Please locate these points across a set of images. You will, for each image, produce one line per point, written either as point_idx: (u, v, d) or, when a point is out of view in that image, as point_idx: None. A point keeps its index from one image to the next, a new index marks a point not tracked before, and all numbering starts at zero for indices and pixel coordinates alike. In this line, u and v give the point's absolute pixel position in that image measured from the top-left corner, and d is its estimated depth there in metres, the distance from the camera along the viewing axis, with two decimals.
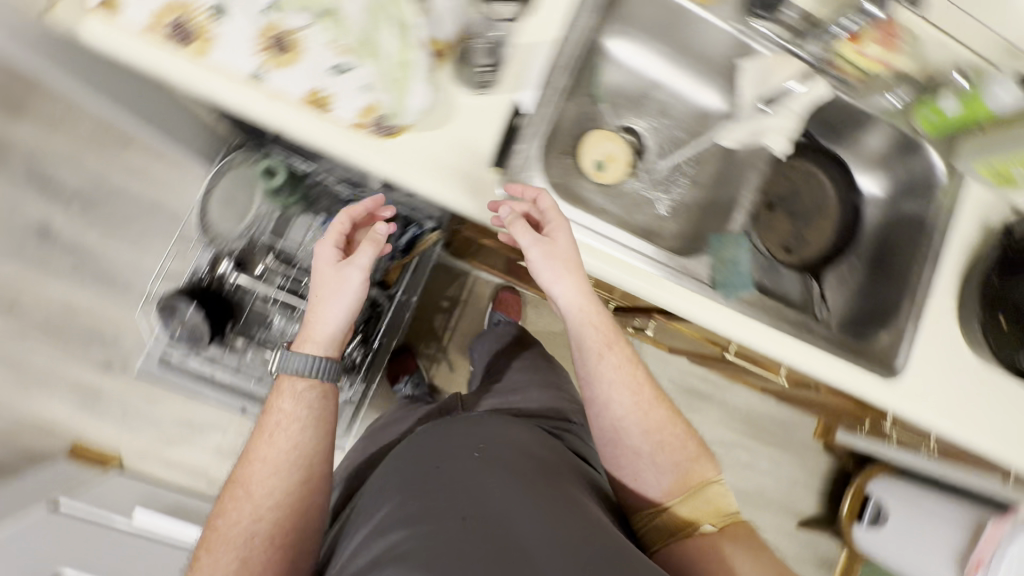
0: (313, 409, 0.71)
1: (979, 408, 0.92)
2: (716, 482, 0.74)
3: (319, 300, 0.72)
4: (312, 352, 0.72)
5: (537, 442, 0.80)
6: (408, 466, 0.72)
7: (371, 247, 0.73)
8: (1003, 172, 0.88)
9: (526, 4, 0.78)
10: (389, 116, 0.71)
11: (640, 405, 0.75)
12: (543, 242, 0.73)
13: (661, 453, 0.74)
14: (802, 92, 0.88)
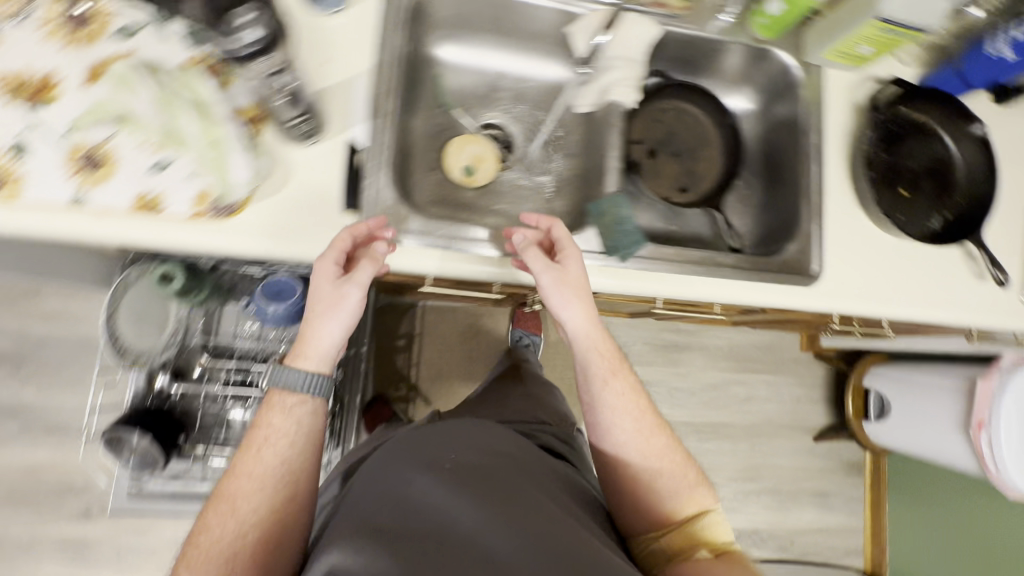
0: (303, 426, 0.67)
1: (904, 282, 0.92)
2: (714, 512, 0.72)
3: (318, 315, 0.68)
4: (308, 370, 0.67)
5: (527, 453, 0.78)
6: (375, 475, 0.68)
7: (372, 264, 0.70)
8: (850, 52, 0.87)
9: (328, 43, 0.77)
10: (221, 196, 0.70)
11: (638, 428, 0.75)
12: (556, 272, 0.75)
13: (659, 476, 0.73)
14: (634, 37, 0.86)
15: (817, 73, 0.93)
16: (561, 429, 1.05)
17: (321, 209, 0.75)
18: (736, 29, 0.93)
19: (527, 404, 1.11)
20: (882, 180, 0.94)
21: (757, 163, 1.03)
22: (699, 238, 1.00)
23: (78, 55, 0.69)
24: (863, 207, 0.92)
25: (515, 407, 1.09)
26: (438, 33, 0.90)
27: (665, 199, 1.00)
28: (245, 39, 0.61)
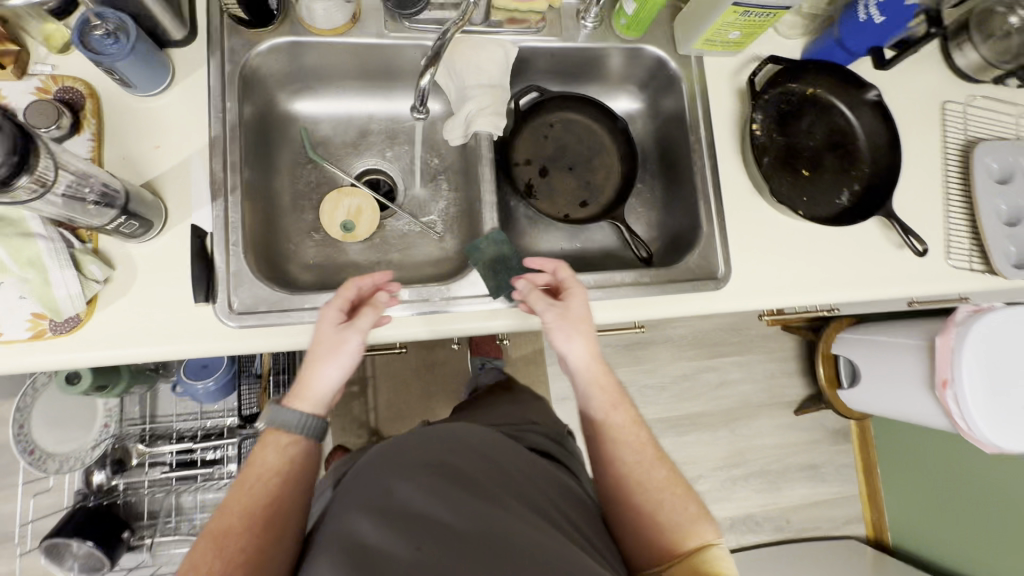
0: (297, 464, 0.61)
1: (824, 265, 0.87)
2: (718, 547, 0.62)
3: (316, 357, 0.65)
4: (300, 411, 0.63)
5: (520, 451, 0.71)
6: (355, 483, 0.61)
7: (373, 312, 0.68)
8: (721, 40, 0.83)
9: (155, 128, 0.72)
10: (59, 314, 0.64)
11: (638, 457, 0.68)
12: (562, 316, 0.71)
13: (661, 507, 0.64)
14: (493, 61, 0.82)
15: (694, 64, 0.88)
16: (550, 430, 0.95)
17: (176, 304, 0.70)
18: (603, 31, 0.88)
19: (506, 411, 0.99)
20: (780, 163, 0.89)
21: (656, 163, 0.99)
22: (608, 252, 0.97)
23: None
24: (761, 196, 0.87)
25: (493, 415, 0.97)
26: (289, 87, 0.85)
27: (564, 218, 0.94)
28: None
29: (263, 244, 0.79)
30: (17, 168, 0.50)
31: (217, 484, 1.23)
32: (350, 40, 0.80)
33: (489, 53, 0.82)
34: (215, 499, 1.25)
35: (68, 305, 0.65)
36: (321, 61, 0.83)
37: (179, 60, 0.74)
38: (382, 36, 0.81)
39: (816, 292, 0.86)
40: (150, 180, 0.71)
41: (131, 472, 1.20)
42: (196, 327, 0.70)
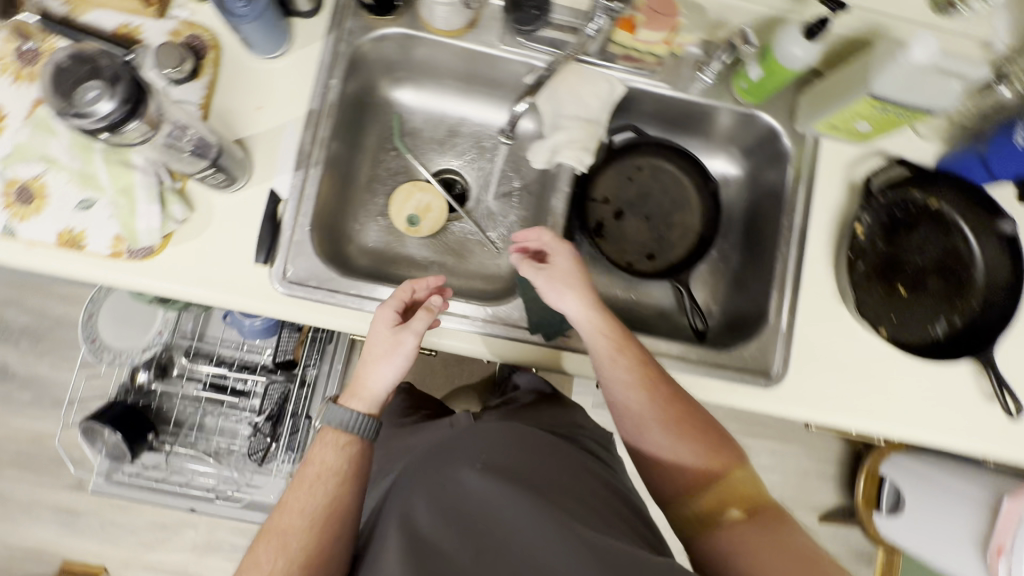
0: (354, 465, 0.64)
1: (895, 394, 0.78)
2: (743, 469, 0.67)
3: (371, 357, 0.66)
4: (354, 410, 0.65)
5: (568, 454, 0.75)
6: (415, 481, 0.68)
7: (428, 316, 0.67)
8: (846, 128, 0.76)
9: (263, 88, 0.76)
10: (135, 241, 0.70)
11: (657, 403, 0.68)
12: (557, 279, 0.70)
13: (686, 441, 0.67)
14: (593, 98, 0.80)
15: (810, 144, 0.82)
16: (595, 432, 0.94)
17: (237, 258, 0.73)
18: (718, 89, 0.83)
19: (550, 410, 0.97)
20: (875, 273, 0.81)
21: (739, 234, 0.92)
22: (661, 312, 0.92)
23: (19, 90, 0.72)
24: (845, 303, 0.79)
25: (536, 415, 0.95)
26: (394, 73, 0.87)
27: (626, 266, 0.91)
28: (101, 124, 0.48)
29: (329, 220, 0.81)
30: (128, 117, 0.49)
31: (240, 412, 1.33)
32: (462, 43, 0.80)
33: (593, 86, 0.80)
34: (232, 428, 1.33)
35: (146, 235, 0.70)
36: (430, 57, 0.84)
37: (300, 30, 0.77)
38: (494, 47, 0.80)
39: (880, 422, 0.77)
40: (244, 137, 0.75)
41: (171, 380, 1.31)
42: (246, 284, 0.73)
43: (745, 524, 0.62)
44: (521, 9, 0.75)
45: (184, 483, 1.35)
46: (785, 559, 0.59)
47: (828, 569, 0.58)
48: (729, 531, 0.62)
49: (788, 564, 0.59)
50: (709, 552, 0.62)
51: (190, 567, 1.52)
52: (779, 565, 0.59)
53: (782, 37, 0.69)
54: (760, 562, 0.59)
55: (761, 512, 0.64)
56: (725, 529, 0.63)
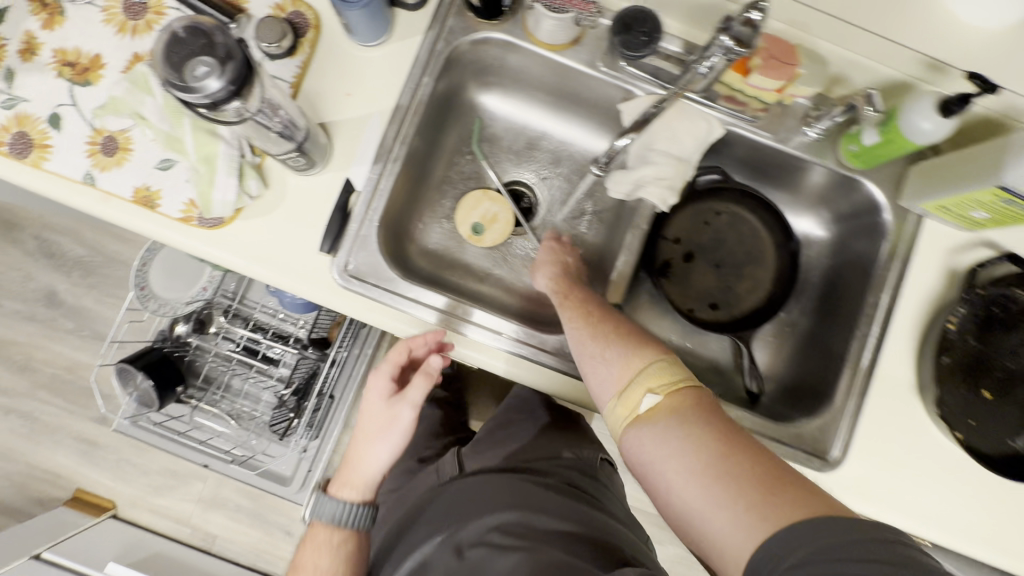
0: (341, 559, 0.76)
1: (959, 505, 0.73)
2: (666, 359, 0.59)
3: (369, 438, 0.75)
4: (349, 499, 0.76)
5: (547, 495, 0.72)
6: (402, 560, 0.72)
7: (425, 381, 0.73)
8: (959, 213, 0.70)
9: (355, 77, 0.74)
10: (207, 210, 0.69)
11: (591, 325, 0.66)
12: (541, 263, 0.77)
13: (611, 347, 0.63)
14: (688, 137, 0.76)
15: (913, 222, 0.76)
16: (581, 463, 0.86)
17: (304, 242, 0.72)
18: (822, 146, 0.79)
19: (541, 440, 0.89)
20: (959, 371, 0.73)
21: (813, 300, 0.87)
22: (715, 367, 0.87)
23: (121, 42, 0.72)
24: (921, 399, 0.75)
25: (525, 446, 0.88)
26: (484, 78, 0.85)
27: (687, 312, 0.87)
28: (205, 101, 0.47)
29: (397, 216, 0.79)
30: (231, 97, 0.47)
31: (266, 380, 1.33)
32: (561, 59, 0.77)
33: (691, 124, 0.75)
34: (256, 394, 1.34)
35: (218, 206, 0.69)
36: (525, 68, 0.81)
37: (402, 22, 0.75)
38: (593, 68, 0.77)
39: (935, 529, 0.72)
40: (328, 122, 0.73)
41: (206, 336, 1.33)
42: (308, 270, 0.72)
43: (664, 413, 0.55)
44: (629, 33, 0.71)
45: (203, 439, 1.37)
46: (704, 458, 0.51)
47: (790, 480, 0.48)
48: (649, 427, 0.55)
49: (706, 456, 0.51)
50: (635, 455, 0.56)
51: (194, 518, 1.54)
52: (698, 464, 0.51)
53: (910, 105, 0.65)
54: (677, 462, 0.52)
55: (684, 394, 0.56)
56: (646, 424, 0.55)
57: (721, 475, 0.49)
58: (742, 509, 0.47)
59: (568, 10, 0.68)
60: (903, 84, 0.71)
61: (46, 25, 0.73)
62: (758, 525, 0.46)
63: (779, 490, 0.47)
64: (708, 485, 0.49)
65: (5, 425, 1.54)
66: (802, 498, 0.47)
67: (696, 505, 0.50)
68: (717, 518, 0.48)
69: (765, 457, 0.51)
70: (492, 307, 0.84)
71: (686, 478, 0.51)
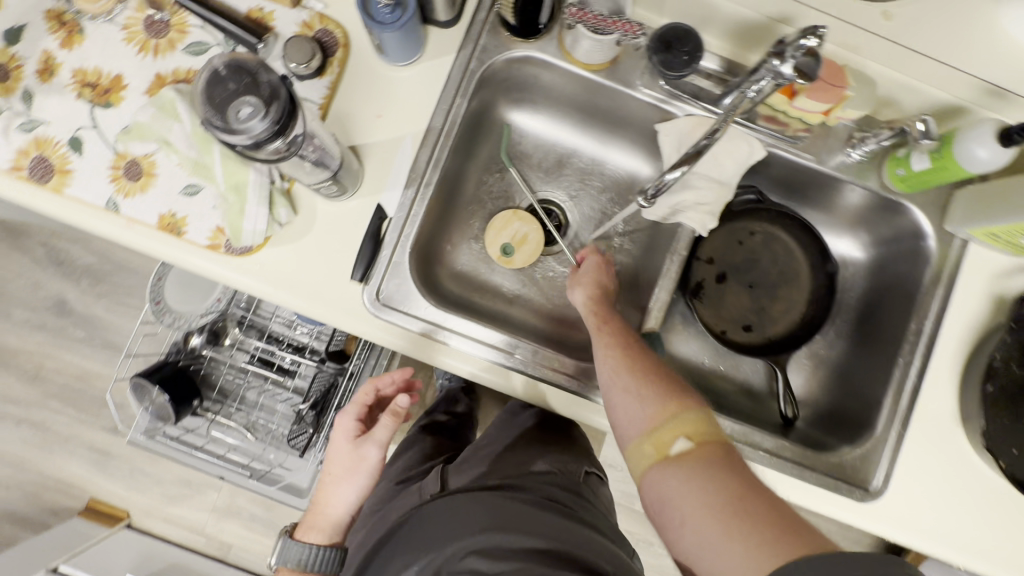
0: None
1: (1002, 533, 0.72)
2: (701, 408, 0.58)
3: (334, 480, 0.82)
4: (318, 541, 0.82)
5: (532, 515, 0.62)
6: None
7: (391, 420, 0.78)
8: (1009, 240, 0.69)
9: (386, 98, 0.72)
10: (235, 238, 0.67)
11: (625, 356, 0.64)
12: (584, 280, 0.74)
13: (645, 384, 0.60)
14: (729, 159, 0.74)
15: (957, 247, 0.75)
16: (564, 477, 0.76)
17: (334, 269, 0.70)
18: (865, 169, 0.77)
19: (517, 455, 0.81)
20: (1004, 401, 0.69)
21: (849, 322, 0.85)
22: (748, 391, 0.85)
23: (143, 61, 0.70)
24: (964, 427, 0.73)
25: (496, 464, 0.79)
26: (513, 95, 0.82)
27: (720, 334, 0.84)
28: (247, 142, 0.48)
29: (426, 239, 0.77)
30: (273, 136, 0.48)
31: (282, 392, 1.30)
32: (597, 78, 0.75)
33: (734, 146, 0.73)
34: (271, 406, 1.31)
35: (246, 234, 0.67)
36: (558, 85, 0.79)
37: (434, 40, 0.73)
38: (631, 87, 0.75)
39: (978, 558, 0.71)
40: (360, 145, 0.71)
41: (220, 348, 1.28)
42: (339, 299, 0.70)
43: (692, 458, 0.54)
44: (670, 53, 0.69)
45: (220, 452, 1.36)
46: (723, 500, 0.50)
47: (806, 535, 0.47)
48: (674, 468, 0.54)
49: (726, 501, 0.50)
50: (656, 493, 0.55)
51: (208, 528, 1.51)
52: (717, 504, 0.50)
53: (966, 133, 0.64)
54: (696, 502, 0.51)
55: (713, 445, 0.55)
56: (672, 466, 0.55)
57: (739, 517, 0.49)
58: (756, 548, 0.47)
59: (611, 32, 0.65)
60: (960, 108, 0.71)
61: (64, 44, 0.70)
62: (769, 566, 0.46)
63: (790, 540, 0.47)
64: (724, 527, 0.49)
65: (16, 435, 1.51)
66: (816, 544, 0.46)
67: (708, 542, 0.50)
68: (730, 559, 0.48)
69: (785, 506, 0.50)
70: (522, 331, 0.82)
71: (703, 517, 0.51)
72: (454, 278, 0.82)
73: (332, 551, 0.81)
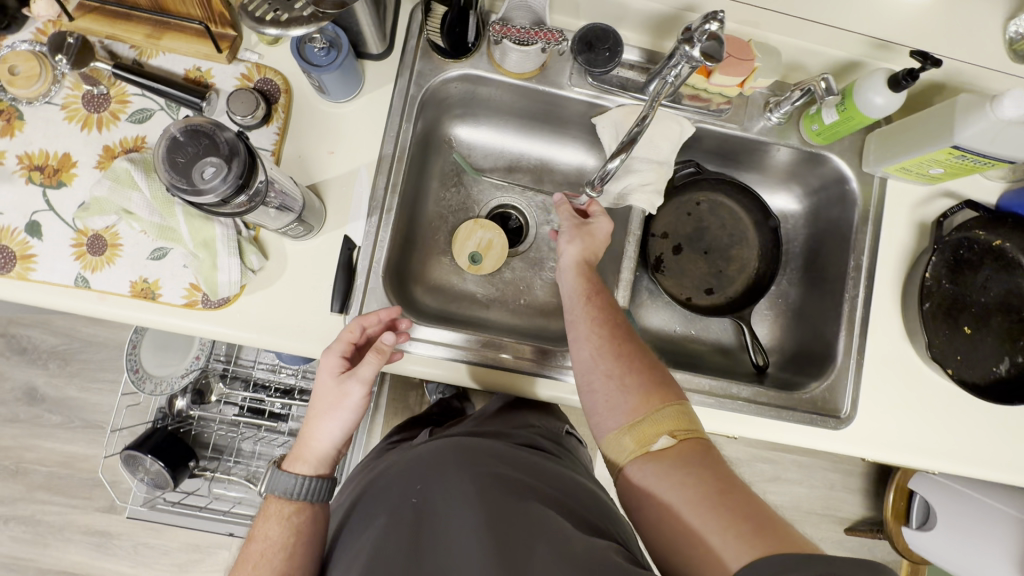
0: (302, 535, 0.64)
1: (963, 430, 0.80)
2: (685, 405, 0.59)
3: (317, 415, 0.66)
4: (303, 474, 0.66)
5: (518, 458, 0.68)
6: (354, 537, 0.62)
7: (378, 357, 0.65)
8: (920, 171, 0.77)
9: (335, 134, 0.75)
10: (211, 292, 0.69)
11: (608, 340, 0.64)
12: (586, 237, 0.72)
13: (630, 373, 0.61)
14: (665, 140, 0.79)
15: (878, 184, 0.82)
16: (547, 429, 0.83)
17: (312, 304, 0.72)
18: (786, 128, 0.84)
19: (506, 413, 0.86)
20: (940, 313, 0.80)
21: (798, 269, 0.93)
22: (720, 349, 0.92)
23: (89, 137, 0.71)
24: (913, 344, 0.81)
25: (488, 421, 0.83)
26: (456, 111, 0.86)
27: (685, 301, 0.91)
28: (214, 199, 0.52)
29: (397, 261, 0.80)
30: (237, 191, 0.53)
31: (278, 436, 1.28)
32: (530, 84, 0.80)
33: (667, 126, 0.79)
34: (270, 452, 1.31)
35: (221, 286, 0.69)
36: (496, 95, 0.83)
37: (371, 71, 0.77)
38: (563, 88, 0.80)
39: (947, 456, 0.79)
40: (318, 182, 0.74)
41: (206, 406, 1.27)
42: (323, 332, 0.72)
43: (673, 453, 0.56)
44: (592, 52, 0.74)
45: (225, 509, 1.33)
46: (703, 494, 0.52)
47: (782, 528, 0.49)
48: (655, 462, 0.56)
49: (704, 492, 0.52)
50: (635, 484, 0.56)
51: None
52: (697, 498, 0.52)
53: (864, 84, 0.71)
54: (676, 494, 0.53)
55: (693, 437, 0.57)
56: (653, 460, 0.56)
57: (718, 508, 0.51)
58: (735, 537, 0.49)
59: (535, 42, 0.70)
60: (856, 63, 0.79)
61: (5, 132, 0.70)
62: (747, 557, 0.47)
63: (766, 531, 0.48)
64: (702, 515, 0.51)
65: (6, 534, 1.46)
66: (787, 539, 0.48)
67: (686, 533, 0.51)
68: (707, 547, 0.50)
69: (763, 504, 0.52)
70: (503, 331, 0.86)
71: (684, 509, 0.52)
72: (428, 294, 0.85)
73: (326, 482, 0.67)
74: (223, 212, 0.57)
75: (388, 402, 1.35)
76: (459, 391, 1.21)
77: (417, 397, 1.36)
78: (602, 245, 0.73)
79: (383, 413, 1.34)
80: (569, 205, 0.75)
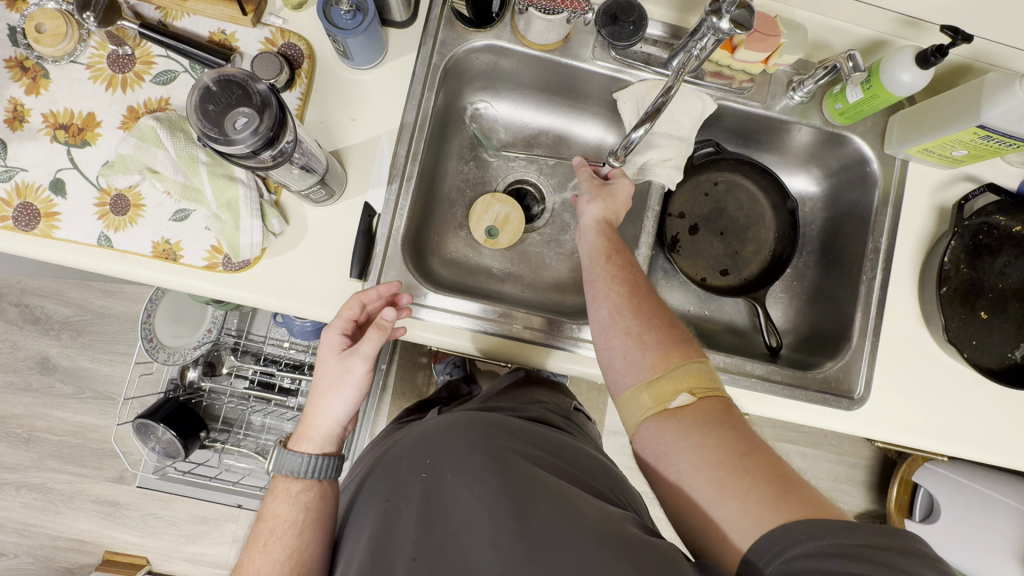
0: (310, 512, 0.65)
1: (975, 413, 0.80)
2: (704, 362, 0.59)
3: (321, 393, 0.66)
4: (309, 453, 0.66)
5: (526, 429, 0.68)
6: (365, 510, 0.63)
7: (379, 333, 0.65)
8: (944, 153, 0.76)
9: (357, 102, 0.75)
10: (232, 254, 0.69)
11: (627, 299, 0.64)
12: (606, 197, 0.72)
13: (649, 331, 0.61)
14: (689, 115, 0.79)
15: (899, 167, 0.82)
16: (557, 404, 0.84)
17: (332, 269, 0.73)
18: (808, 108, 0.83)
19: (515, 389, 0.87)
20: (957, 296, 0.79)
21: (815, 251, 0.93)
22: (733, 330, 0.92)
23: (113, 97, 0.71)
24: (928, 326, 0.80)
25: (498, 397, 0.84)
26: (477, 83, 0.86)
27: (700, 281, 0.90)
28: (245, 150, 0.53)
29: (415, 232, 0.80)
30: (267, 144, 0.54)
31: (287, 411, 1.29)
32: (553, 57, 0.80)
33: (691, 100, 0.79)
34: (279, 426, 1.31)
35: (242, 248, 0.69)
36: (519, 68, 0.83)
37: (395, 40, 0.77)
38: (585, 61, 0.80)
39: (959, 439, 0.79)
40: (342, 148, 0.74)
41: (218, 377, 1.27)
42: (343, 297, 0.72)
43: (692, 411, 0.56)
44: (616, 25, 0.73)
45: (234, 479, 1.35)
46: (723, 457, 0.52)
47: (806, 492, 0.49)
48: (673, 420, 0.56)
49: (723, 449, 0.53)
50: (653, 442, 0.56)
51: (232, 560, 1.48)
52: (719, 459, 0.52)
53: (891, 61, 0.70)
54: (696, 455, 0.53)
55: (712, 394, 0.57)
56: (671, 417, 0.56)
57: (738, 473, 0.51)
58: (757, 503, 0.49)
59: (561, 11, 0.69)
60: (881, 41, 0.78)
61: (31, 90, 0.70)
62: (769, 522, 0.47)
63: (791, 494, 0.49)
64: (722, 477, 0.51)
65: (18, 500, 1.48)
66: (810, 502, 0.48)
67: (706, 498, 0.52)
68: (727, 511, 0.50)
69: (785, 467, 0.52)
70: (518, 305, 0.86)
71: (704, 473, 0.52)
72: (444, 266, 0.86)
73: (333, 459, 0.68)
74: (250, 166, 0.57)
75: (396, 381, 1.36)
76: (465, 373, 1.21)
77: (425, 378, 1.38)
78: (619, 217, 0.73)
79: (390, 393, 1.36)
80: (590, 167, 0.76)
